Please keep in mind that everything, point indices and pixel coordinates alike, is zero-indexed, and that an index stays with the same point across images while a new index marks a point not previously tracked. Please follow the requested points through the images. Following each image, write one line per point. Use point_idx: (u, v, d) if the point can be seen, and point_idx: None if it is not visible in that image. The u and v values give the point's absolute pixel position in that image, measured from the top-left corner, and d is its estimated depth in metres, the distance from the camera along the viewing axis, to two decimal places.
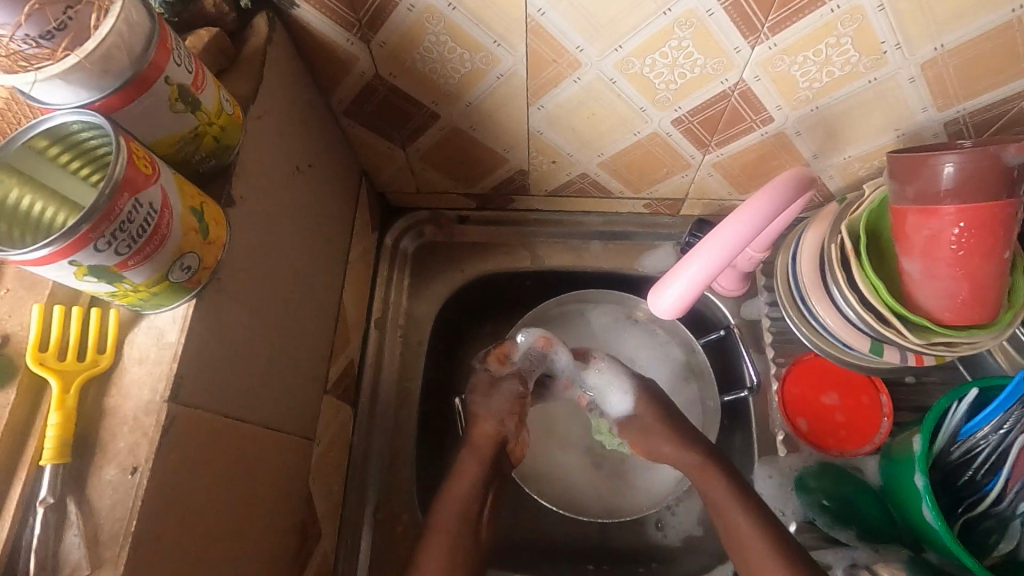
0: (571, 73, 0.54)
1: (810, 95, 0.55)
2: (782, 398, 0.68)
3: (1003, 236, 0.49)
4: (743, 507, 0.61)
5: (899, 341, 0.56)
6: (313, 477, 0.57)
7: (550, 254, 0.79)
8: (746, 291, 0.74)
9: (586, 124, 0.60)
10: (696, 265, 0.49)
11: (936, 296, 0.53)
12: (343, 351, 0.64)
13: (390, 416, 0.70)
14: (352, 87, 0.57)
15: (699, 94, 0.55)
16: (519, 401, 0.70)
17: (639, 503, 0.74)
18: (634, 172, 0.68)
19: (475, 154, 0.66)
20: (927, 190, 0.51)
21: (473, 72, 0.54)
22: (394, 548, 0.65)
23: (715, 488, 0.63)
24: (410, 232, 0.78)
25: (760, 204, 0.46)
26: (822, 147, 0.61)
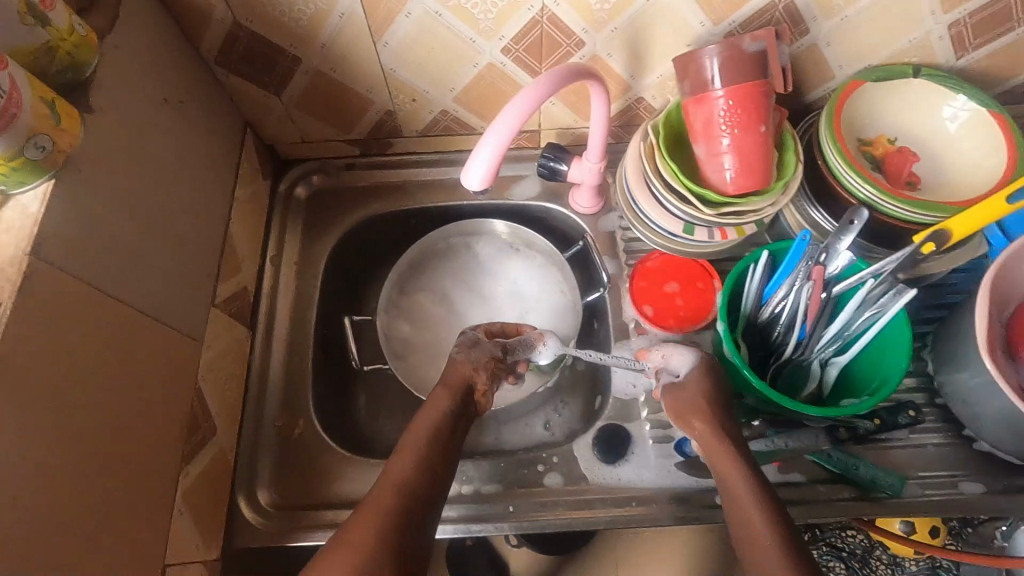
0: (400, 9, 0.63)
1: (605, 17, 0.65)
2: (631, 290, 0.78)
3: (759, 112, 0.60)
4: (763, 503, 0.54)
5: (698, 215, 0.66)
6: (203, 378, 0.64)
7: (431, 192, 0.88)
8: (601, 207, 0.84)
9: (430, 59, 0.70)
10: (491, 133, 0.53)
11: (719, 171, 0.64)
12: (234, 276, 0.72)
13: (287, 339, 0.77)
14: (216, 35, 0.65)
15: (514, 21, 0.65)
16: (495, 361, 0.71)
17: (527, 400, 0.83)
18: (486, 105, 0.78)
19: (343, 97, 0.75)
20: (697, 81, 0.62)
21: (318, 14, 0.63)
22: (292, 449, 0.72)
23: (734, 476, 0.57)
24: (303, 180, 0.86)
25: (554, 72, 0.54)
26: (633, 68, 0.72)
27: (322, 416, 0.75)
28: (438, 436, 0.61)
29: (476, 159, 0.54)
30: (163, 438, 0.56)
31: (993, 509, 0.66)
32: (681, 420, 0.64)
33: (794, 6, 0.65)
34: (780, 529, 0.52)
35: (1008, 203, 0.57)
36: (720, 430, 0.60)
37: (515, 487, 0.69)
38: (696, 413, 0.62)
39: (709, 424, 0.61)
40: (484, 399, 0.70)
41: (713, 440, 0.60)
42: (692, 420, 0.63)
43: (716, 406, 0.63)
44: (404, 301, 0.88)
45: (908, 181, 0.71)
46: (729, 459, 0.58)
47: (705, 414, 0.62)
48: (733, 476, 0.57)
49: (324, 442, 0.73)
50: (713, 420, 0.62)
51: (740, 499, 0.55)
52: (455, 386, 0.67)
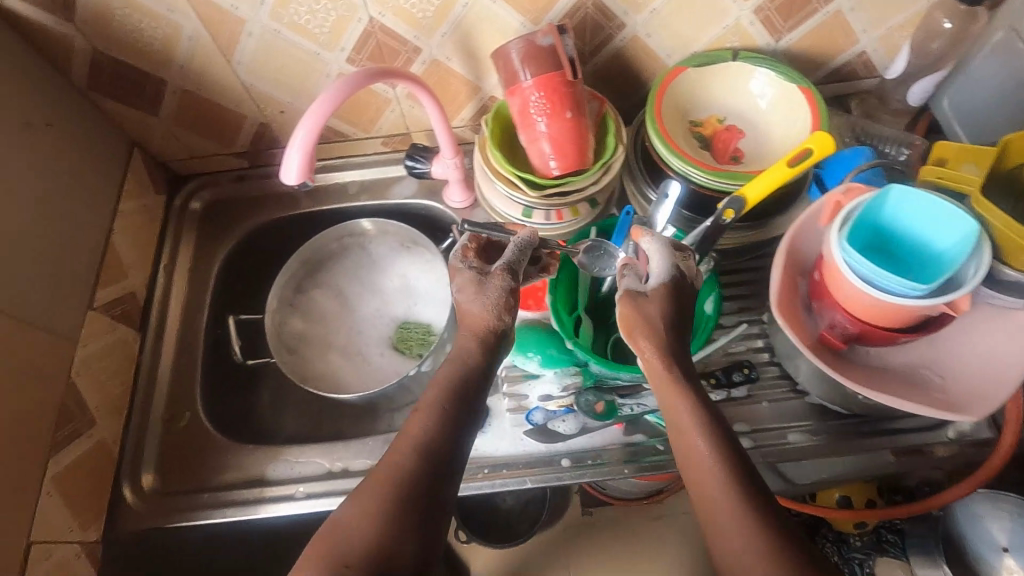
0: (241, 28, 0.70)
1: (431, 24, 0.72)
2: None
3: (565, 98, 0.66)
4: (713, 437, 0.51)
5: (526, 199, 0.72)
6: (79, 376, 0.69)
7: (317, 197, 0.94)
8: (471, 202, 0.90)
9: (284, 73, 0.76)
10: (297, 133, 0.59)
11: (539, 154, 0.70)
12: (117, 282, 0.78)
13: (178, 339, 0.83)
14: (81, 63, 0.72)
15: (349, 33, 0.72)
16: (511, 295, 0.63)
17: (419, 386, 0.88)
18: (348, 110, 0.84)
19: (216, 113, 0.82)
20: (508, 74, 0.67)
21: (168, 38, 0.70)
22: (175, 440, 0.77)
23: (679, 409, 0.54)
24: (197, 194, 0.93)
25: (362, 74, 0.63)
26: (475, 69, 0.79)
27: (208, 408, 0.81)
28: (468, 363, 0.59)
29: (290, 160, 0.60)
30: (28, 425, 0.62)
31: (822, 454, 0.70)
32: (628, 336, 0.59)
33: (602, 2, 0.71)
34: (722, 467, 0.50)
35: (790, 169, 0.62)
36: (667, 353, 0.57)
37: (379, 462, 0.74)
38: (645, 332, 0.59)
39: (657, 349, 0.58)
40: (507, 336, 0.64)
41: (659, 367, 0.57)
42: (638, 337, 0.59)
43: (672, 328, 0.59)
44: (299, 301, 0.94)
45: (733, 156, 0.76)
46: (673, 393, 0.55)
47: (659, 334, 0.58)
48: (678, 406, 0.54)
49: (208, 432, 0.78)
50: (672, 356, 0.57)
51: (701, 476, 0.50)
52: (478, 333, 0.61)
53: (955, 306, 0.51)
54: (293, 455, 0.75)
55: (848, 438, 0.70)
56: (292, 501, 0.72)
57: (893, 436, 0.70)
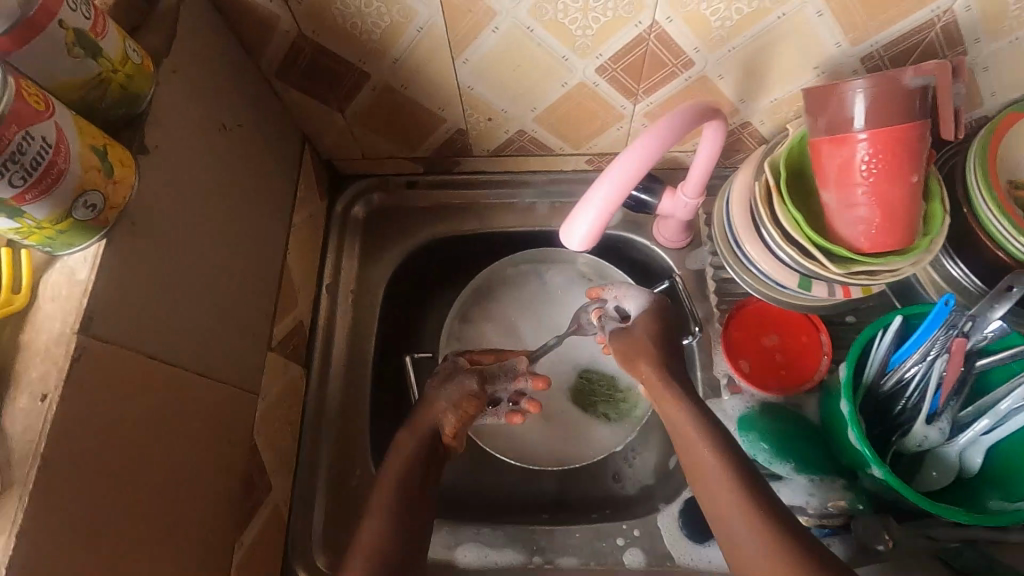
0: (488, 22, 0.55)
1: (724, 35, 0.56)
2: (725, 341, 0.70)
3: (911, 159, 0.51)
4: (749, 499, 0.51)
5: (822, 273, 0.57)
6: (259, 435, 0.58)
7: (498, 215, 0.80)
8: (689, 242, 0.75)
9: (514, 76, 0.61)
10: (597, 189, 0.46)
11: (850, 222, 0.55)
12: (290, 312, 0.66)
13: (344, 377, 0.72)
14: (278, 47, 0.58)
15: (617, 38, 0.56)
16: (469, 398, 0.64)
17: (607, 447, 0.77)
18: (567, 124, 0.69)
19: (412, 114, 0.67)
20: (837, 119, 0.53)
21: (393, 27, 0.55)
22: (347, 502, 0.66)
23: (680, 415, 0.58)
24: (361, 199, 0.79)
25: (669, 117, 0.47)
26: (746, 90, 0.63)
27: (379, 463, 0.70)
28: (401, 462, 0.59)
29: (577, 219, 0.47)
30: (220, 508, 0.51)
31: None
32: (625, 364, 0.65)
33: (957, 26, 0.54)
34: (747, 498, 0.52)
35: None
36: (664, 372, 0.62)
37: (591, 564, 0.63)
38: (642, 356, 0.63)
39: (652, 368, 0.62)
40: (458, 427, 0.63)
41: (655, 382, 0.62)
42: (636, 362, 0.63)
43: (662, 347, 0.63)
44: (467, 333, 0.81)
45: None
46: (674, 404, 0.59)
47: (655, 359, 0.62)
48: (680, 415, 0.58)
49: None
50: (666, 371, 0.61)
51: (723, 510, 0.53)
52: (424, 431, 0.62)
53: None
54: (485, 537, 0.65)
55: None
56: None
57: None
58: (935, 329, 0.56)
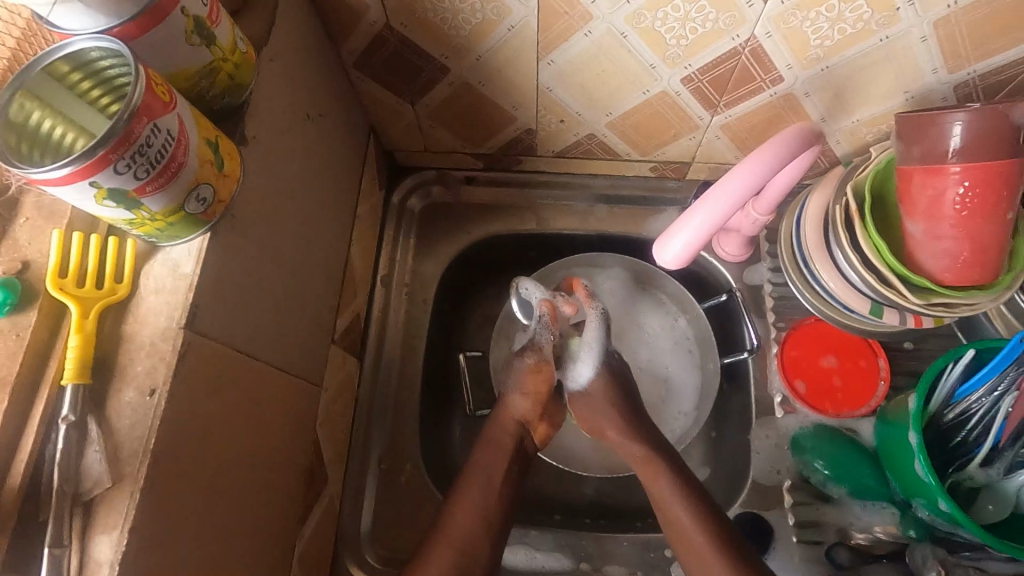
0: (582, 26, 0.54)
1: (820, 54, 0.55)
2: (782, 361, 0.69)
3: (1007, 197, 0.50)
4: None
5: (900, 302, 0.56)
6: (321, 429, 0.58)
7: (555, 217, 0.79)
8: (749, 257, 0.74)
9: (597, 81, 0.60)
10: (685, 216, 0.51)
11: (936, 255, 0.54)
12: (350, 305, 0.65)
13: (395, 371, 0.71)
14: (362, 38, 0.57)
15: (709, 50, 0.55)
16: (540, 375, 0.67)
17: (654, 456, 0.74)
18: (639, 131, 0.68)
19: (485, 111, 0.66)
20: (933, 149, 0.51)
21: (483, 24, 0.54)
22: (396, 497, 0.66)
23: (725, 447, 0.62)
24: (418, 191, 0.79)
25: (766, 155, 0.46)
26: (830, 110, 0.61)
27: (427, 459, 0.69)
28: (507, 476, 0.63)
29: (664, 242, 0.52)
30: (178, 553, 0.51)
31: None
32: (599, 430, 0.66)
33: None
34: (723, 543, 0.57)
35: None
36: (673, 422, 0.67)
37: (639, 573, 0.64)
38: (609, 422, 0.66)
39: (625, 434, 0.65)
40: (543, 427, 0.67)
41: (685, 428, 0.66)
42: (604, 427, 0.66)
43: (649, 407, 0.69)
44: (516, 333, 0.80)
45: None
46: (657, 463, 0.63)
47: (625, 422, 0.66)
48: None
49: (431, 492, 0.67)
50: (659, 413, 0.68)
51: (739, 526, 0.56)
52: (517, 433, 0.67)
53: None
54: (533, 540, 0.65)
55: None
56: None
57: None
58: (1001, 366, 0.56)
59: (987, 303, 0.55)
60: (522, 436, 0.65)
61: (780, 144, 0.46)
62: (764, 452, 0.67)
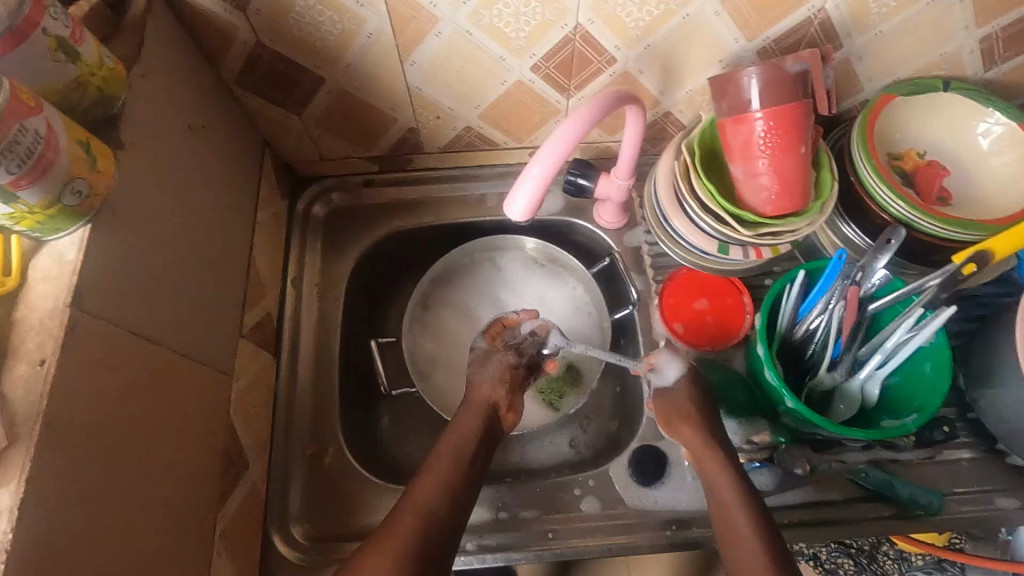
0: (431, 28, 0.61)
1: (639, 34, 0.64)
2: (661, 308, 0.77)
3: (799, 134, 0.59)
4: None
5: (735, 236, 0.65)
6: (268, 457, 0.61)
7: (452, 208, 0.86)
8: (626, 222, 0.83)
9: (458, 77, 0.68)
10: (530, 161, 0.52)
11: (756, 190, 0.63)
12: (258, 303, 0.70)
13: (312, 363, 0.76)
14: (238, 57, 0.63)
15: (546, 39, 0.64)
16: (508, 369, 0.74)
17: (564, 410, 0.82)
18: (508, 119, 0.76)
19: (367, 115, 0.73)
20: (737, 101, 0.61)
21: (345, 34, 0.61)
22: (322, 479, 0.70)
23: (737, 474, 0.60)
24: (321, 198, 0.84)
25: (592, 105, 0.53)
26: (663, 83, 0.71)
27: (350, 442, 0.74)
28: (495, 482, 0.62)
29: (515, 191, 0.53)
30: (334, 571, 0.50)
31: None
32: (668, 425, 0.67)
33: (831, 22, 0.64)
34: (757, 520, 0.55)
35: None
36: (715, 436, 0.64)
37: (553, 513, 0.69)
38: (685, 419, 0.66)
39: (691, 426, 0.65)
40: (509, 415, 0.72)
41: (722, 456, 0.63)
42: (677, 424, 0.66)
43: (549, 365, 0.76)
44: (429, 319, 0.86)
45: (939, 197, 0.71)
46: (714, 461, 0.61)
47: (687, 416, 0.66)
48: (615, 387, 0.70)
49: (356, 470, 0.71)
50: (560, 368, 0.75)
51: None
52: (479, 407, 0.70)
53: None
54: None
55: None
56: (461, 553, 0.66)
57: None
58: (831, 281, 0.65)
59: (804, 228, 0.65)
60: (491, 416, 0.69)
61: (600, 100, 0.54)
62: (655, 391, 0.75)
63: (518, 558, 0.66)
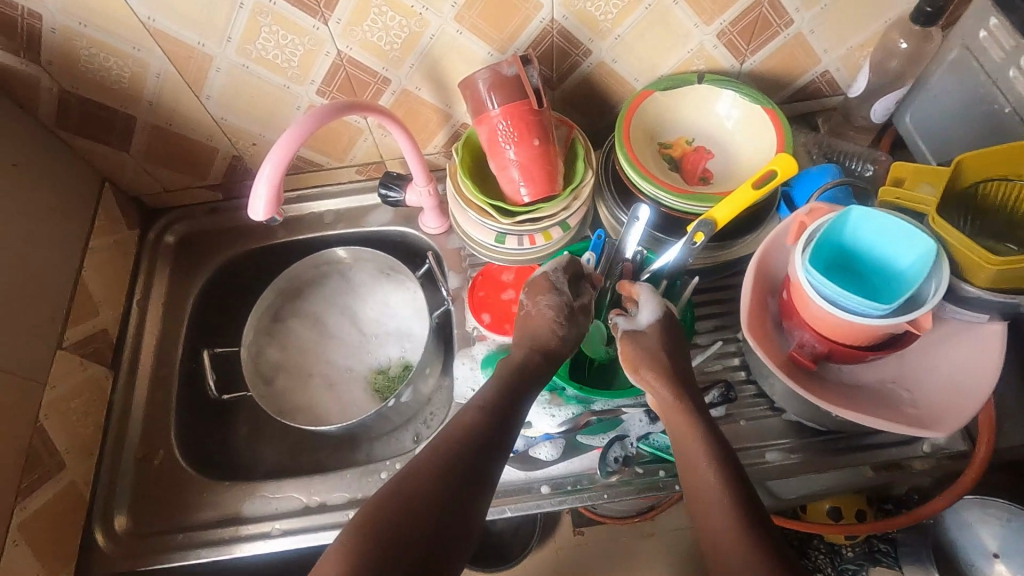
0: (209, 64, 0.71)
1: (397, 55, 0.72)
2: (470, 300, 0.83)
3: (532, 127, 0.67)
4: None
5: (498, 225, 0.72)
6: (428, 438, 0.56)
7: (292, 227, 0.93)
8: (446, 228, 0.90)
9: (254, 105, 0.77)
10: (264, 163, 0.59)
11: (508, 181, 0.70)
12: (88, 320, 0.77)
13: (151, 375, 0.82)
14: (50, 103, 0.73)
15: (318, 66, 0.73)
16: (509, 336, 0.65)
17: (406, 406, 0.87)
18: (321, 141, 0.84)
19: (189, 146, 0.82)
20: (477, 104, 0.68)
21: (135, 74, 0.71)
22: (149, 478, 0.75)
23: (692, 441, 0.58)
24: (171, 227, 0.92)
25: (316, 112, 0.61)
26: (445, 98, 0.79)
27: (182, 445, 0.79)
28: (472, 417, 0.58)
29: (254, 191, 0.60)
30: (362, 534, 0.48)
31: (798, 473, 0.70)
32: (633, 369, 0.65)
33: (567, 30, 0.73)
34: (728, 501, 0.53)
35: (755, 190, 0.63)
36: (671, 381, 0.63)
37: (358, 495, 0.72)
38: (650, 364, 0.64)
39: (662, 380, 0.63)
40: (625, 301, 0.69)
41: (665, 396, 0.62)
42: (646, 370, 0.64)
43: None
44: (278, 330, 0.93)
45: (702, 177, 0.77)
46: (684, 422, 0.60)
47: (659, 365, 0.64)
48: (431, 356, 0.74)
49: (181, 468, 0.76)
50: None
51: None
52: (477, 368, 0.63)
53: (918, 325, 0.51)
54: (267, 490, 0.74)
55: (840, 450, 0.70)
56: (267, 539, 0.71)
57: (870, 449, 0.70)
58: (597, 254, 0.72)
59: (560, 212, 0.71)
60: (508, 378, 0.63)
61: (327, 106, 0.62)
62: (465, 378, 0.80)
63: (326, 538, 0.70)
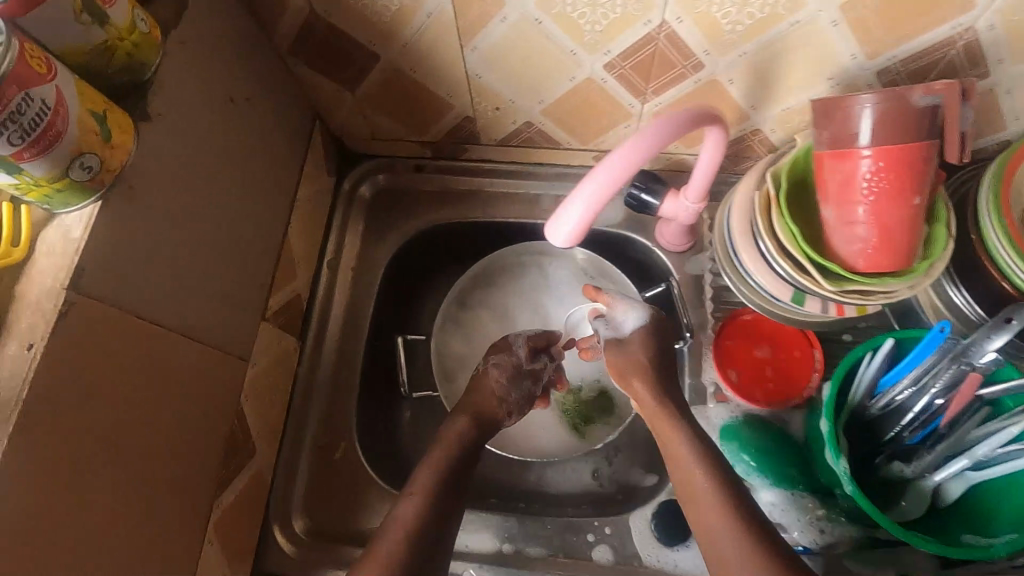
0: (496, 12, 0.55)
1: (734, 39, 0.55)
2: (716, 349, 0.69)
3: (914, 180, 0.50)
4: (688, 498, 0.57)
5: (815, 289, 0.56)
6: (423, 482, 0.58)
7: (501, 205, 0.80)
8: (690, 247, 0.74)
9: (523, 66, 0.61)
10: (583, 183, 0.48)
11: (849, 240, 0.53)
12: (288, 284, 0.68)
13: (337, 351, 0.73)
14: (291, 26, 0.59)
15: (626, 36, 0.56)
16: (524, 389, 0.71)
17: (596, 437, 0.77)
18: (576, 119, 0.68)
19: (422, 98, 0.68)
20: (841, 133, 0.51)
21: (402, 11, 0.56)
22: (329, 472, 0.68)
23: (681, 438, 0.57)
24: (368, 178, 0.80)
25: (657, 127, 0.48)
26: (757, 98, 0.62)
27: (363, 438, 0.71)
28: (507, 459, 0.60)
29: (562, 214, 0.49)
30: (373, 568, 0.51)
31: None
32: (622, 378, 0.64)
33: (980, 46, 0.52)
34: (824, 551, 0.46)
35: None
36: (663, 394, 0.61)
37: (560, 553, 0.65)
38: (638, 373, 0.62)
39: (651, 390, 0.61)
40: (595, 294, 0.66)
41: (650, 404, 0.61)
42: (632, 379, 0.63)
43: None
44: (465, 318, 0.82)
45: None
46: (668, 424, 0.59)
47: (644, 373, 0.62)
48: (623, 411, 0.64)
49: (363, 467, 0.69)
50: None
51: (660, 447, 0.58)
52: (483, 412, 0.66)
53: None
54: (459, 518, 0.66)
55: None
56: None
57: None
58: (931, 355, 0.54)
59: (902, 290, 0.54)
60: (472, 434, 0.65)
61: (666, 117, 0.49)
62: None
63: None
